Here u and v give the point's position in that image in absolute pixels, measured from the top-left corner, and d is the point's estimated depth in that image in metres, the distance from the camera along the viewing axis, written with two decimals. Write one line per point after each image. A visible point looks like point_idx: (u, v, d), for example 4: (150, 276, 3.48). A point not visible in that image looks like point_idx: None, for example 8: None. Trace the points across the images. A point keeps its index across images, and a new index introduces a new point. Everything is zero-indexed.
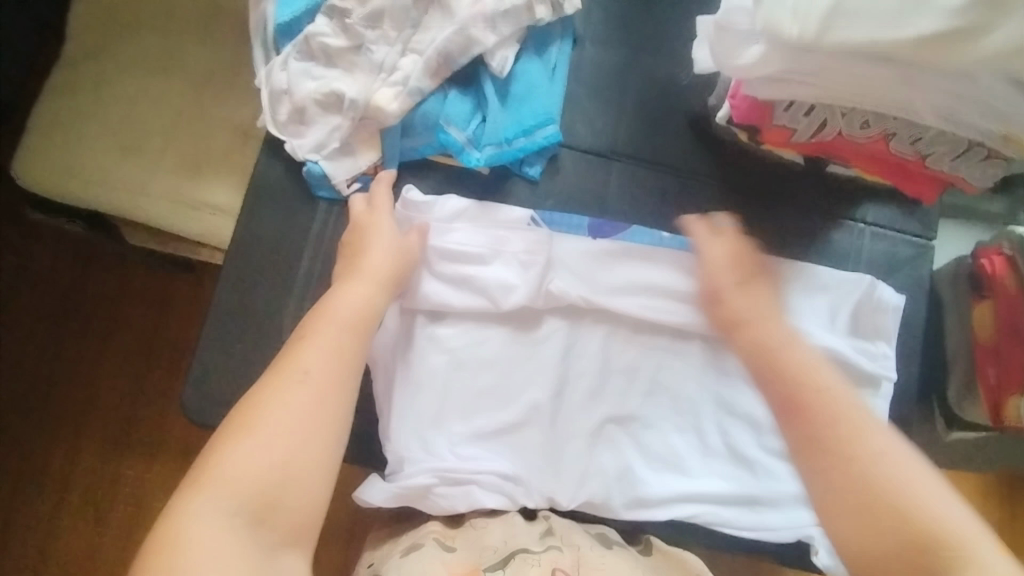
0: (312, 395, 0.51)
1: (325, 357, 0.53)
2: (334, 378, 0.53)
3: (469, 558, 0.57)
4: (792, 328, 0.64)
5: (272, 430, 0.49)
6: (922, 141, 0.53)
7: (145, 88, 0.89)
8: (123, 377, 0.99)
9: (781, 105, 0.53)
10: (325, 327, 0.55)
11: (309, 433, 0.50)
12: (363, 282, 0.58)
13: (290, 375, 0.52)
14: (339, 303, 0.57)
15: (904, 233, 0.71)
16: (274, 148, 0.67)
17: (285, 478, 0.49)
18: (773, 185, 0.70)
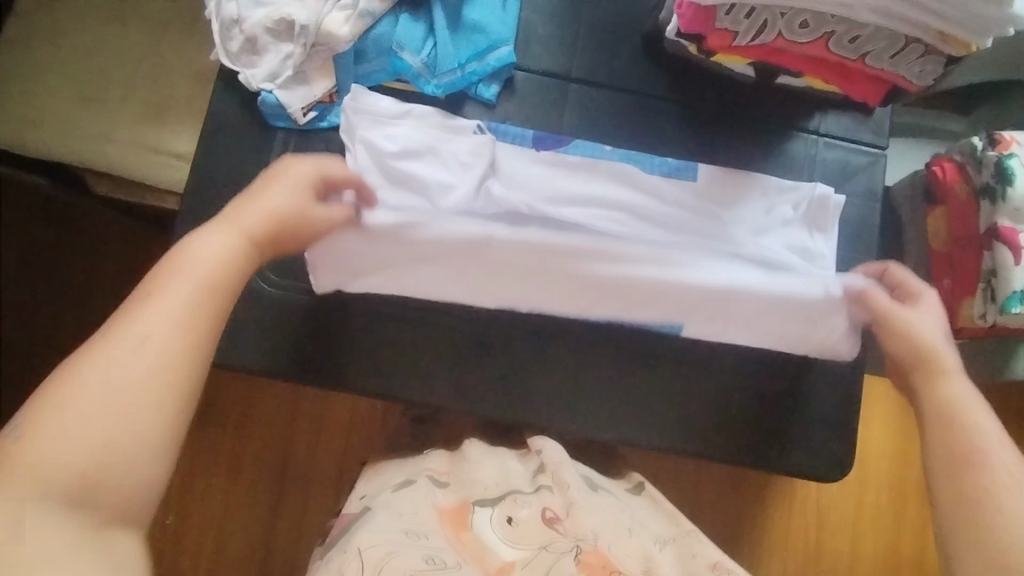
0: (169, 316, 0.46)
1: (187, 291, 0.47)
2: (181, 343, 0.45)
3: (463, 491, 0.60)
4: (731, 235, 0.68)
5: (123, 348, 0.44)
6: (861, 39, 0.54)
7: (99, 34, 0.88)
8: None
9: (723, 9, 0.54)
10: (172, 281, 0.48)
11: (146, 374, 0.44)
12: (221, 230, 0.51)
13: (127, 335, 0.44)
14: (192, 254, 0.50)
15: (855, 141, 0.72)
16: (228, 82, 0.67)
17: (137, 381, 0.43)
18: (728, 99, 0.71)
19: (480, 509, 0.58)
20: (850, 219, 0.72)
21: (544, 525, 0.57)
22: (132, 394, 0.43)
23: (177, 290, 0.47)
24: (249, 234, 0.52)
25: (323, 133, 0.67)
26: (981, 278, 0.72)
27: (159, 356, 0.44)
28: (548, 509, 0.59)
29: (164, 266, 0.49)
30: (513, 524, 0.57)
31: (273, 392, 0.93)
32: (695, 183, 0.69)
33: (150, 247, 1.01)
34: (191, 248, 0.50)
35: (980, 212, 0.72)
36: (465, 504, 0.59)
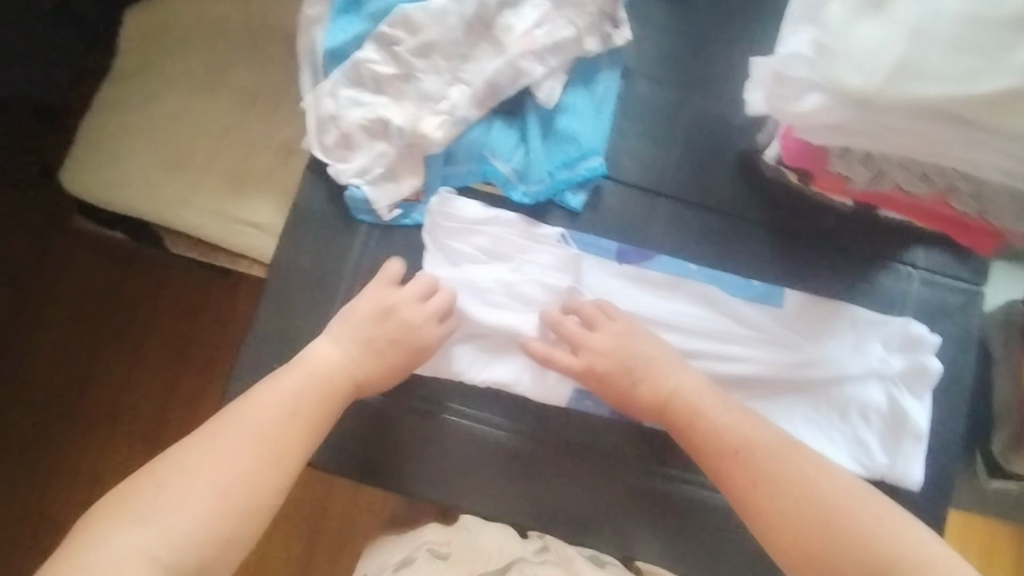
0: (288, 427, 0.56)
1: (303, 406, 0.57)
2: (287, 461, 0.56)
3: (464, 565, 0.60)
4: (820, 364, 0.65)
5: (248, 442, 0.55)
6: (982, 197, 0.51)
7: (191, 101, 0.90)
8: (157, 379, 0.99)
9: (836, 152, 0.52)
10: (295, 391, 0.57)
11: (257, 483, 0.54)
12: (334, 343, 0.60)
13: (258, 441, 0.55)
14: (314, 364, 0.59)
15: (954, 279, 0.68)
16: (318, 172, 0.68)
17: (251, 467, 0.54)
18: (821, 226, 0.68)
19: None
20: (943, 358, 0.68)
21: None
22: (242, 479, 0.54)
23: (298, 406, 0.57)
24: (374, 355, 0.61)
25: (405, 231, 0.67)
26: None
27: (271, 461, 0.55)
28: None
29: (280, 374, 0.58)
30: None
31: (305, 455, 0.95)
32: (779, 310, 0.66)
33: (208, 297, 1.01)
34: (298, 366, 0.59)
35: None
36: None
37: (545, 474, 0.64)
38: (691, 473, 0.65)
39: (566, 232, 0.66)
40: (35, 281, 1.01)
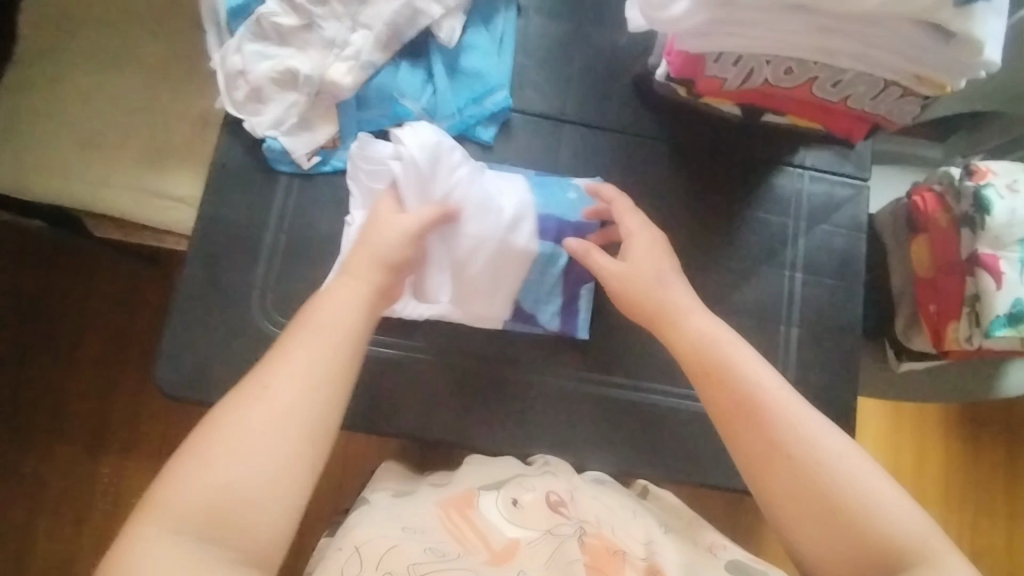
0: (308, 361, 0.48)
1: (333, 347, 0.49)
2: (315, 399, 0.47)
3: (467, 482, 0.60)
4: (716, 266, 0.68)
5: (272, 410, 0.46)
6: (842, 84, 0.58)
7: (97, 80, 0.90)
8: (95, 375, 0.99)
9: (712, 57, 0.57)
10: (316, 325, 0.50)
11: (290, 425, 0.46)
12: (345, 279, 0.54)
13: (260, 379, 0.47)
14: (326, 301, 0.52)
15: (838, 174, 0.75)
16: (232, 130, 0.69)
17: (279, 429, 0.45)
18: (715, 138, 0.74)
19: (484, 493, 0.57)
20: (837, 249, 0.74)
21: (548, 508, 0.56)
22: (273, 445, 0.45)
23: (298, 350, 0.48)
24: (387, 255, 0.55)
25: (326, 177, 0.69)
26: (965, 303, 0.74)
27: (310, 403, 0.47)
28: (551, 493, 0.58)
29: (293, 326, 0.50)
30: (518, 506, 0.56)
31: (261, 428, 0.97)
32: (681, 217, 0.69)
33: (141, 287, 1.02)
34: (316, 315, 0.51)
35: (961, 241, 0.74)
36: (468, 492, 0.58)
37: (481, 389, 0.68)
38: (623, 379, 0.70)
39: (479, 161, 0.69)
40: None
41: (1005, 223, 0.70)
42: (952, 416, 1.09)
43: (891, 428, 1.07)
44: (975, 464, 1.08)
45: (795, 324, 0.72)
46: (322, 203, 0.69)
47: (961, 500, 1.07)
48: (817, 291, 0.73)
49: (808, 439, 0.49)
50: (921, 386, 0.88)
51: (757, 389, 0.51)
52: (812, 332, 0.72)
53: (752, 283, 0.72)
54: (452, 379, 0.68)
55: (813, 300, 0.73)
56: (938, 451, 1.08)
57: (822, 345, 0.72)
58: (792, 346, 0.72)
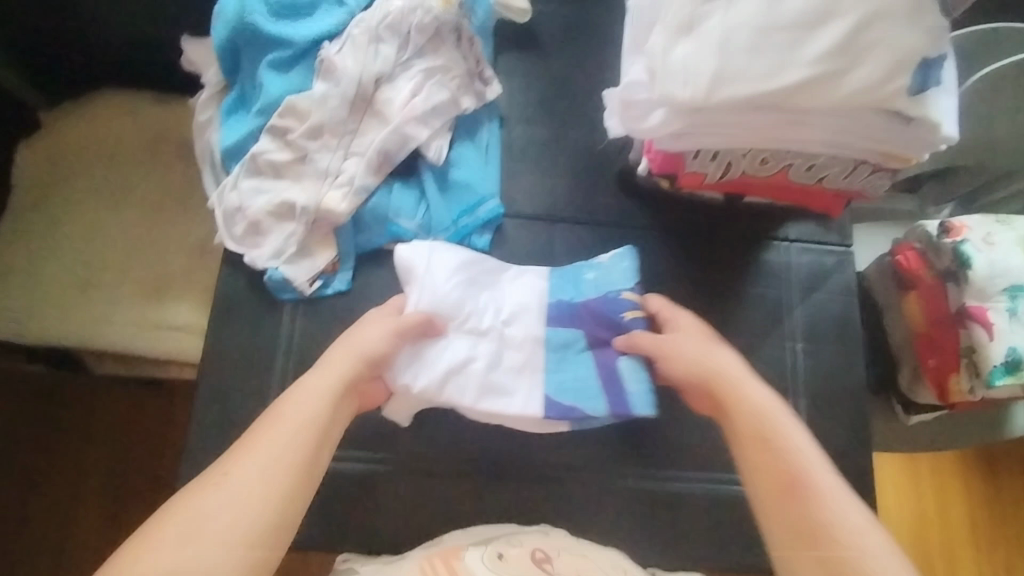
0: (273, 456, 0.50)
1: (319, 405, 0.55)
2: (273, 491, 0.48)
3: (455, 542, 0.58)
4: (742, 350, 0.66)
5: (274, 451, 0.50)
6: (816, 167, 0.60)
7: (94, 220, 0.92)
8: (101, 513, 0.97)
9: (691, 154, 0.60)
10: (283, 426, 0.52)
11: (238, 517, 0.46)
12: (316, 383, 0.56)
13: (220, 471, 0.49)
14: (296, 405, 0.55)
15: (825, 243, 0.77)
16: (233, 264, 0.71)
17: (275, 469, 0.50)
18: (702, 221, 0.76)
19: (471, 549, 0.56)
20: (834, 315, 0.75)
21: (533, 563, 0.54)
22: (259, 486, 0.48)
23: (309, 404, 0.55)
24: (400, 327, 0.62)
25: (329, 301, 0.70)
26: (963, 355, 0.75)
27: (268, 495, 0.48)
28: (538, 551, 0.56)
29: (295, 391, 0.56)
30: (502, 560, 0.54)
31: None
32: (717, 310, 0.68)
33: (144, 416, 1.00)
34: (293, 399, 0.55)
35: (949, 296, 0.76)
36: (457, 548, 0.56)
37: (502, 494, 0.67)
38: (640, 470, 0.68)
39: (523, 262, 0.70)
40: None
41: (987, 274, 0.73)
42: (969, 459, 1.08)
43: (910, 478, 1.06)
44: (1001, 507, 1.06)
45: (804, 394, 0.73)
46: (327, 326, 0.69)
47: (992, 545, 1.05)
48: (819, 358, 0.74)
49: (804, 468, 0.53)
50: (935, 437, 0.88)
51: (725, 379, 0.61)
52: (821, 400, 0.73)
53: (755, 357, 0.73)
54: (464, 484, 0.67)
55: (817, 368, 0.73)
56: (962, 496, 1.06)
57: (833, 412, 0.72)
58: (802, 416, 0.72)
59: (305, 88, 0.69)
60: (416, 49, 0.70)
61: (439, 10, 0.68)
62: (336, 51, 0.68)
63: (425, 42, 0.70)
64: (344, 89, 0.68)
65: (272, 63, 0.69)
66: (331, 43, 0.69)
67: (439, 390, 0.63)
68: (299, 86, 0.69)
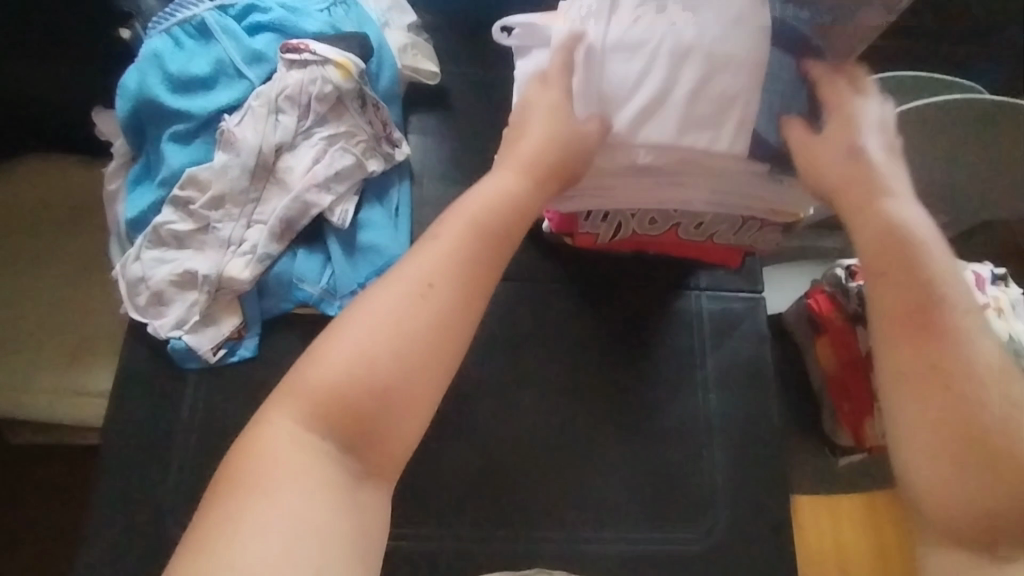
0: (293, 481, 0.41)
1: (438, 286, 0.46)
2: (312, 539, 0.40)
3: None
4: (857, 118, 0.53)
5: (400, 324, 0.45)
6: (705, 224, 0.62)
7: (12, 287, 0.91)
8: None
9: (583, 215, 0.62)
10: (295, 434, 0.43)
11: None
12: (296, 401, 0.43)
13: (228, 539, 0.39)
14: (281, 429, 0.43)
15: (734, 290, 0.78)
16: (137, 334, 0.70)
17: (398, 351, 0.44)
18: (612, 274, 0.76)
19: None
20: (746, 360, 0.76)
21: None
22: (370, 361, 0.44)
23: (444, 287, 0.46)
24: (530, 173, 0.52)
25: (234, 368, 0.69)
26: (875, 399, 0.77)
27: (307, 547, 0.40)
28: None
29: (414, 251, 0.48)
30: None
31: None
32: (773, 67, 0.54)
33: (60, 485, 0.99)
34: (274, 426, 0.43)
35: (858, 339, 0.78)
36: None
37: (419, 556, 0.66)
38: (555, 527, 0.68)
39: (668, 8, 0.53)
40: None
41: None
42: None
43: None
44: None
45: (717, 443, 0.73)
46: (233, 395, 0.68)
47: None
48: (733, 404, 0.74)
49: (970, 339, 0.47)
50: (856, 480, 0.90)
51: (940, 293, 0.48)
52: (735, 446, 0.73)
53: (669, 406, 0.73)
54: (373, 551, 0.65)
55: (732, 414, 0.74)
56: None
57: (748, 457, 0.73)
58: (718, 465, 0.72)
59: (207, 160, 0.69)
60: (317, 117, 0.70)
61: (339, 80, 0.69)
62: (236, 122, 0.68)
63: (326, 111, 0.70)
64: (243, 159, 0.67)
65: (175, 137, 0.69)
66: (231, 115, 0.69)
67: (635, 126, 0.53)
68: (201, 159, 0.69)
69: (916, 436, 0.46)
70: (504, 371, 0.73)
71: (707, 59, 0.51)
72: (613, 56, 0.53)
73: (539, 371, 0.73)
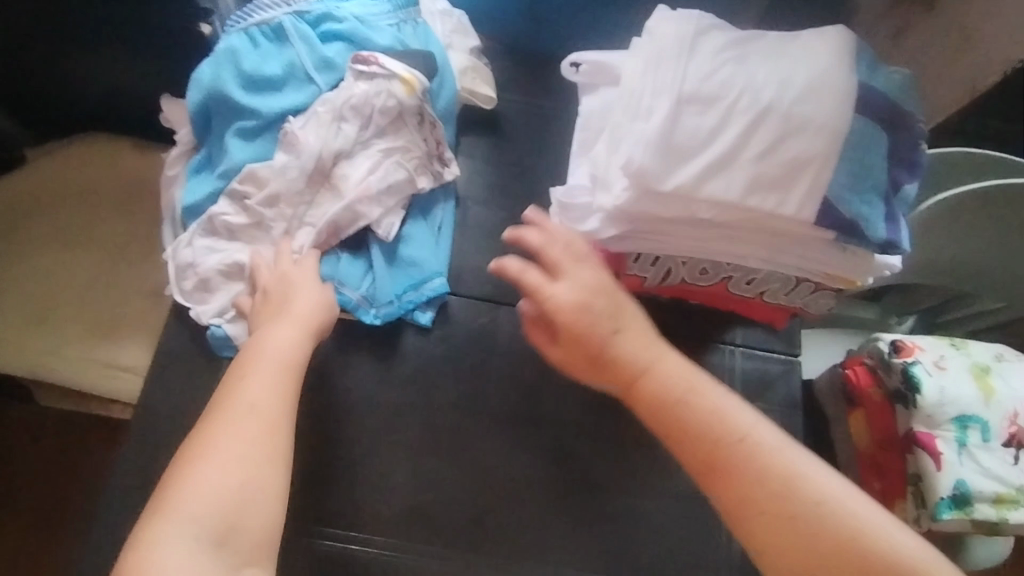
0: None
1: (270, 406, 0.52)
2: None
3: None
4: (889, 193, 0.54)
5: (254, 444, 0.50)
6: (756, 281, 0.61)
7: (56, 254, 0.92)
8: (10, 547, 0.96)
9: (631, 257, 0.60)
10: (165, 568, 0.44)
11: None
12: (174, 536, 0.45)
13: None
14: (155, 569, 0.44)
15: (770, 351, 0.75)
16: (181, 317, 0.71)
17: (259, 465, 0.49)
18: (648, 318, 0.74)
19: None
20: (776, 426, 0.73)
21: None
22: (243, 482, 0.48)
23: (255, 427, 0.50)
24: (312, 334, 0.58)
25: None
26: (908, 482, 0.73)
27: None
28: None
29: (240, 376, 0.53)
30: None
31: None
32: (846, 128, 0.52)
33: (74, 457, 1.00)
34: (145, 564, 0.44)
35: (897, 417, 0.74)
36: None
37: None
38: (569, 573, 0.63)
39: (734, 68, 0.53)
40: None
41: (936, 401, 0.71)
42: None
43: None
44: None
45: None
46: None
47: None
48: None
49: (767, 452, 0.50)
50: None
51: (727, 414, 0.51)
52: None
53: None
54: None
55: None
56: None
57: None
58: None
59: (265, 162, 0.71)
60: (377, 129, 0.70)
61: (402, 95, 0.69)
62: (300, 126, 0.69)
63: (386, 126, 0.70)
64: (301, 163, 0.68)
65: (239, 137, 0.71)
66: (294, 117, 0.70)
67: (678, 185, 0.52)
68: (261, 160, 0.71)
69: (767, 549, 0.48)
70: (523, 406, 0.69)
71: (783, 121, 0.52)
72: (686, 108, 0.53)
73: (563, 410, 0.69)
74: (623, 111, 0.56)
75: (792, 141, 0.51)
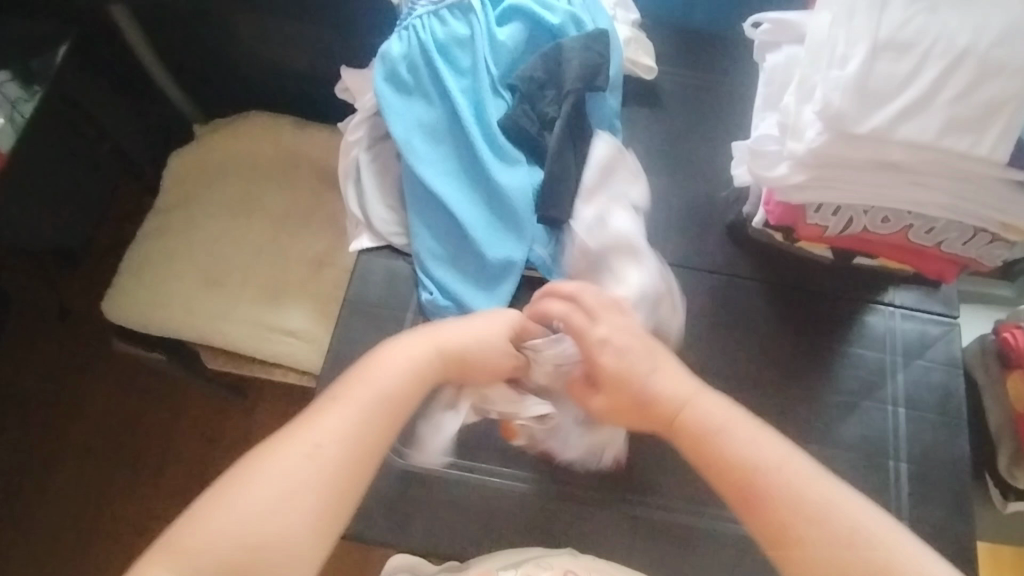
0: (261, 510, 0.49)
1: (348, 445, 0.53)
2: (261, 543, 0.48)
3: (485, 562, 0.61)
4: None
5: (301, 478, 0.51)
6: (936, 230, 0.63)
7: (228, 226, 0.99)
8: (180, 492, 1.09)
9: (812, 208, 0.64)
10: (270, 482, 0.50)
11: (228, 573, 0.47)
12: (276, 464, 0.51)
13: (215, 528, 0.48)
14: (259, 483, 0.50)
15: (929, 312, 0.76)
16: (366, 271, 0.77)
17: (302, 500, 0.50)
18: (805, 278, 0.76)
19: None
20: (936, 384, 0.74)
21: None
22: (289, 506, 0.50)
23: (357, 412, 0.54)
24: (445, 361, 0.60)
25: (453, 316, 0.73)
26: None
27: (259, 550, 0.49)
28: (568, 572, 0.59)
29: (326, 406, 0.55)
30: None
31: (342, 546, 1.05)
32: None
33: (230, 419, 1.13)
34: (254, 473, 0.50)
35: None
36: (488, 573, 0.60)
37: (592, 512, 0.67)
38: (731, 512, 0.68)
39: (933, 12, 0.54)
40: (82, 400, 1.14)
41: None
42: None
43: None
44: None
45: (904, 459, 0.71)
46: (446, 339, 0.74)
47: None
48: (922, 428, 0.72)
49: (784, 470, 0.52)
50: (1017, 529, 0.87)
51: (752, 441, 0.54)
52: (920, 465, 0.71)
53: (855, 419, 0.72)
54: (542, 512, 0.67)
55: (919, 438, 0.72)
56: None
57: (932, 477, 0.70)
58: (902, 481, 0.70)
59: (474, 139, 0.75)
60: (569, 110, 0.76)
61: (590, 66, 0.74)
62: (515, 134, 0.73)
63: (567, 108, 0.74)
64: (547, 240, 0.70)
65: (422, 113, 0.76)
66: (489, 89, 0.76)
67: (864, 131, 0.54)
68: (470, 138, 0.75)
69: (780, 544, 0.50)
70: (690, 360, 0.73)
71: (980, 65, 0.53)
72: (881, 54, 0.55)
73: (731, 364, 0.73)
74: (812, 61, 0.59)
75: (986, 85, 0.53)
